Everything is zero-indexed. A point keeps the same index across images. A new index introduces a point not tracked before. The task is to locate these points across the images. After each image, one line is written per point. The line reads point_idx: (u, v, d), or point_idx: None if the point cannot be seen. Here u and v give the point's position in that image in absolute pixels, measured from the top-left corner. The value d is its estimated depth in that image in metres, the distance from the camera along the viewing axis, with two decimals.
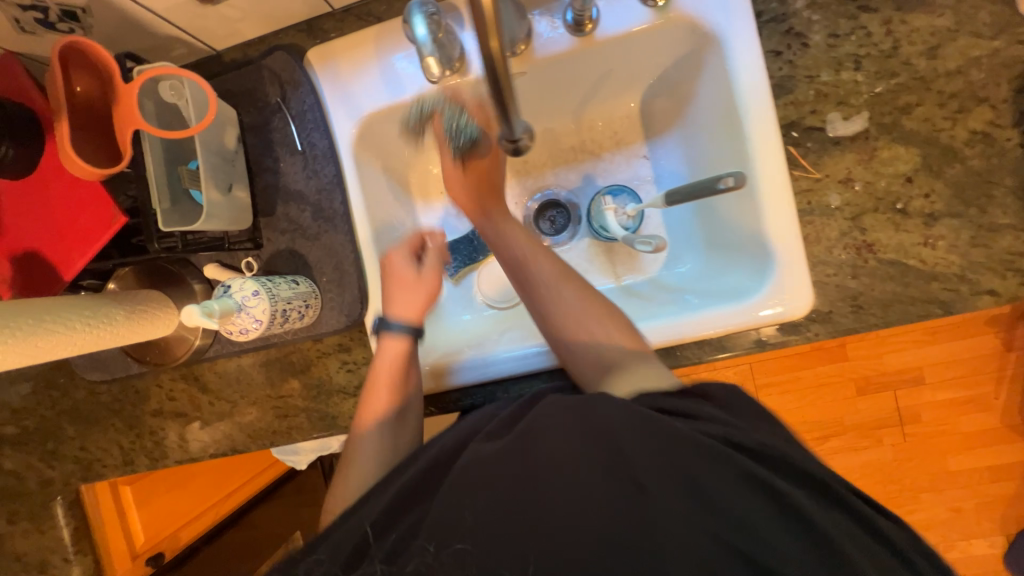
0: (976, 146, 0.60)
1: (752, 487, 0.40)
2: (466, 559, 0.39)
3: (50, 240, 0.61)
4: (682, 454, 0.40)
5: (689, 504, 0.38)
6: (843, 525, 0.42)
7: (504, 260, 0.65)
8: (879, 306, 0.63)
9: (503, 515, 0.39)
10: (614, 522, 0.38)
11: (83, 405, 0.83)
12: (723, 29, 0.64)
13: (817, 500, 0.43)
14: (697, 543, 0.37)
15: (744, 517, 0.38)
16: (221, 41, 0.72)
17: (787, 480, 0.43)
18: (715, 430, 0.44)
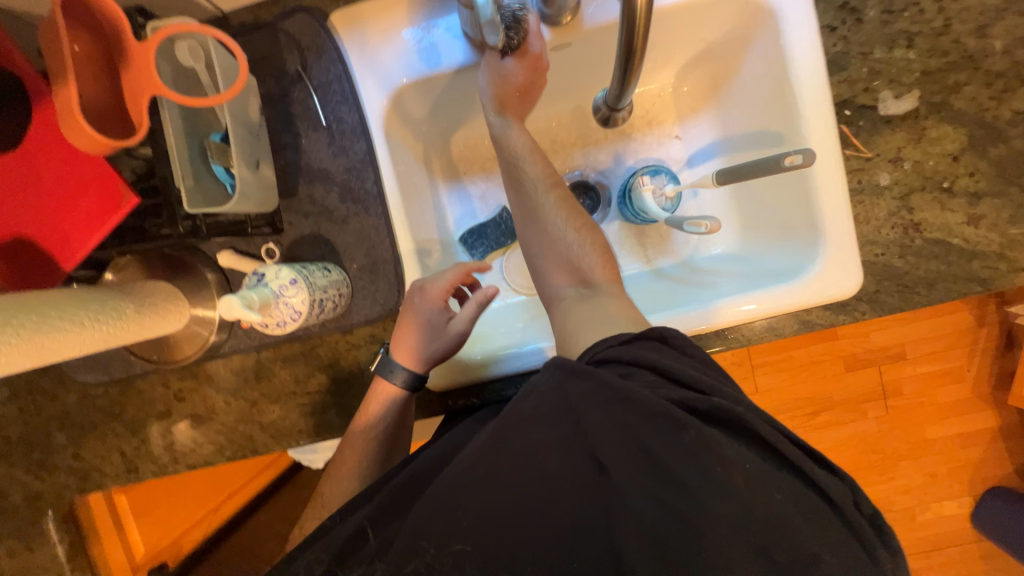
0: (1019, 126, 0.61)
1: (703, 460, 0.41)
2: (465, 559, 0.43)
3: (45, 226, 0.53)
4: (637, 425, 0.42)
5: (641, 473, 0.41)
6: (791, 492, 0.43)
7: (534, 227, 0.62)
8: (923, 284, 0.64)
9: (482, 499, 0.44)
10: (575, 497, 0.42)
11: (74, 410, 0.75)
12: (781, 1, 0.62)
13: (773, 473, 0.44)
14: (638, 513, 0.41)
15: (693, 490, 0.40)
16: (230, 1, 0.64)
17: (742, 451, 0.44)
18: (676, 396, 0.45)
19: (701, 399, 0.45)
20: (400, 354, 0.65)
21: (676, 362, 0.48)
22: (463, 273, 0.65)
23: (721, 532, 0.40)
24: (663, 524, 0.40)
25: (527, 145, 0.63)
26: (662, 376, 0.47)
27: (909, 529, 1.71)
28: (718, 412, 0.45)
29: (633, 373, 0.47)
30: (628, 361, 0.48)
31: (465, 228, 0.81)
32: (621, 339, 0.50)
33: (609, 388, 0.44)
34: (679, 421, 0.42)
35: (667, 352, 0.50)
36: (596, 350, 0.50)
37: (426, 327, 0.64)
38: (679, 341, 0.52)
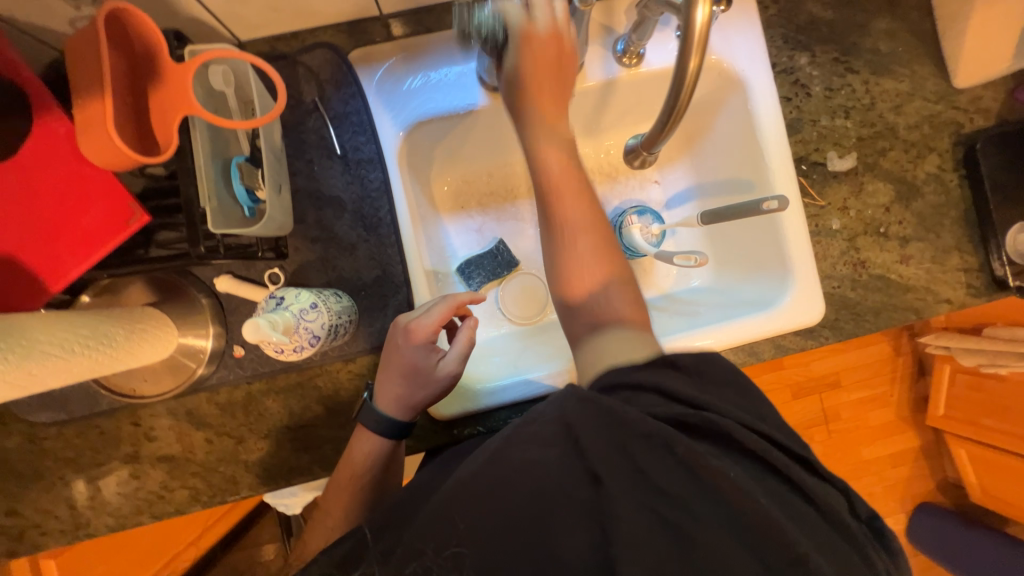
0: (931, 185, 0.76)
1: (694, 476, 0.41)
2: (463, 561, 0.40)
3: (31, 243, 0.49)
4: (632, 447, 0.41)
5: (636, 488, 0.40)
6: (792, 505, 0.43)
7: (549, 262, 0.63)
8: (871, 313, 0.75)
9: (477, 512, 0.42)
10: (569, 514, 0.41)
11: (14, 456, 0.65)
12: (748, 74, 0.74)
13: (765, 485, 0.43)
14: (633, 528, 0.39)
15: (685, 502, 0.40)
16: (249, 32, 0.65)
17: (735, 462, 0.44)
18: (667, 413, 0.44)
19: (691, 414, 0.45)
20: (384, 402, 0.63)
21: (681, 384, 0.48)
22: (452, 306, 0.61)
23: (714, 541, 0.39)
24: (657, 537, 0.39)
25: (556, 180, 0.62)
26: (662, 395, 0.47)
27: None
28: (712, 428, 0.45)
29: (637, 396, 0.47)
30: (633, 381, 0.48)
31: (461, 258, 0.84)
32: (630, 365, 0.51)
33: (603, 406, 0.43)
34: (669, 439, 0.42)
35: (674, 370, 0.50)
36: (605, 378, 0.50)
37: (413, 372, 0.61)
38: (691, 362, 0.50)
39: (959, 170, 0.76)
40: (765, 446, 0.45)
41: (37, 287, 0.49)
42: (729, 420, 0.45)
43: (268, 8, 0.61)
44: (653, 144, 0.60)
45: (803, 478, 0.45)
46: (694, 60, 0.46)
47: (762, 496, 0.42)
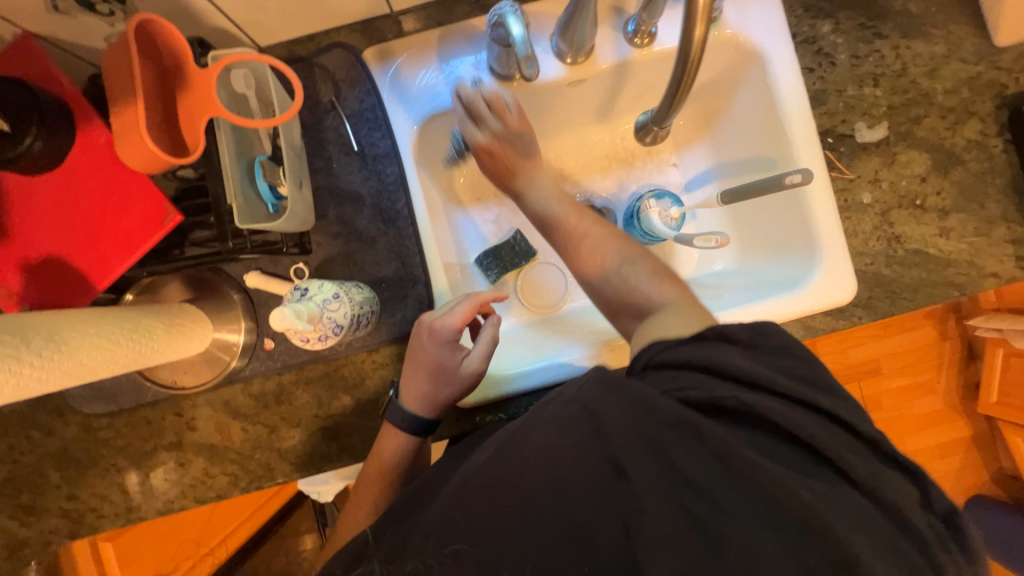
0: (972, 152, 0.71)
1: (723, 469, 0.41)
2: (463, 558, 0.43)
3: (79, 245, 0.53)
4: (659, 435, 0.41)
5: (660, 480, 0.41)
6: (832, 497, 0.41)
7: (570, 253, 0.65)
8: (909, 291, 0.71)
9: (491, 503, 0.43)
10: (591, 503, 0.42)
11: (73, 445, 0.70)
12: (767, 46, 0.71)
13: (804, 474, 0.42)
14: (659, 519, 0.40)
15: (710, 495, 0.40)
16: (268, 37, 0.68)
17: (768, 447, 0.43)
18: (705, 396, 0.44)
19: (726, 396, 0.44)
20: (408, 400, 0.65)
21: (743, 361, 0.47)
22: (474, 305, 0.63)
23: (741, 534, 0.40)
24: (680, 527, 0.40)
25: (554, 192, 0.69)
26: (711, 373, 0.46)
27: None
28: (751, 413, 0.44)
29: (680, 374, 0.47)
30: (683, 358, 0.48)
31: (478, 249, 0.85)
32: (678, 340, 0.50)
33: (636, 395, 0.43)
34: (700, 429, 0.41)
35: (730, 347, 0.48)
36: (651, 354, 0.51)
37: (437, 370, 0.64)
38: (745, 336, 0.49)
39: (1003, 135, 0.71)
40: (806, 426, 0.43)
41: (86, 284, 0.53)
42: (772, 403, 0.44)
43: (285, 13, 0.64)
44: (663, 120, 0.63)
45: (848, 454, 0.43)
46: (700, 26, 0.46)
47: (798, 483, 0.41)
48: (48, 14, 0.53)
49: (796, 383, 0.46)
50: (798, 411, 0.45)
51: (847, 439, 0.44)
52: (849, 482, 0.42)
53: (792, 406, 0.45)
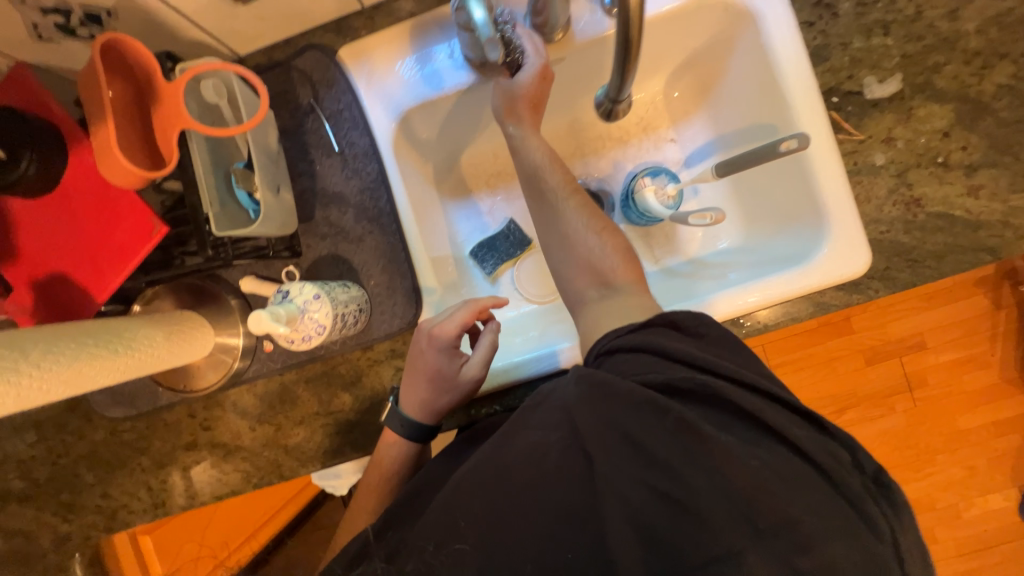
0: (1004, 99, 0.63)
1: (689, 444, 0.43)
2: (465, 557, 0.45)
3: (80, 261, 0.56)
4: (624, 418, 0.45)
5: (626, 458, 0.44)
6: (792, 473, 0.44)
7: (562, 241, 0.65)
8: (933, 258, 0.65)
9: (482, 503, 0.46)
10: (566, 490, 0.45)
11: (102, 446, 0.75)
12: (758, 3, 0.65)
13: (759, 447, 0.45)
14: (631, 496, 0.43)
15: (680, 472, 0.42)
16: (246, 45, 0.69)
17: (729, 427, 0.46)
18: (662, 378, 0.48)
19: (683, 380, 0.47)
20: (408, 406, 0.66)
21: (679, 344, 0.51)
22: (474, 311, 0.64)
23: (717, 510, 0.41)
24: (654, 505, 0.42)
25: (547, 158, 0.66)
26: (659, 356, 0.50)
27: (953, 527, 1.64)
28: (706, 389, 0.47)
29: (632, 358, 0.51)
30: (631, 344, 0.52)
31: (475, 242, 0.86)
32: (628, 328, 0.54)
33: (594, 381, 0.46)
34: (663, 408, 0.44)
35: (675, 336, 0.53)
36: (604, 342, 0.55)
37: (437, 377, 0.64)
38: (690, 324, 0.54)
39: None
40: (755, 404, 0.47)
41: (88, 297, 0.57)
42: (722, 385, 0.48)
43: (255, 19, 0.64)
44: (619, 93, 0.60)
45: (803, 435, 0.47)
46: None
47: (750, 455, 0.44)
48: (34, 43, 0.56)
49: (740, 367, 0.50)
50: (756, 399, 0.48)
51: (795, 420, 0.48)
52: (801, 456, 0.46)
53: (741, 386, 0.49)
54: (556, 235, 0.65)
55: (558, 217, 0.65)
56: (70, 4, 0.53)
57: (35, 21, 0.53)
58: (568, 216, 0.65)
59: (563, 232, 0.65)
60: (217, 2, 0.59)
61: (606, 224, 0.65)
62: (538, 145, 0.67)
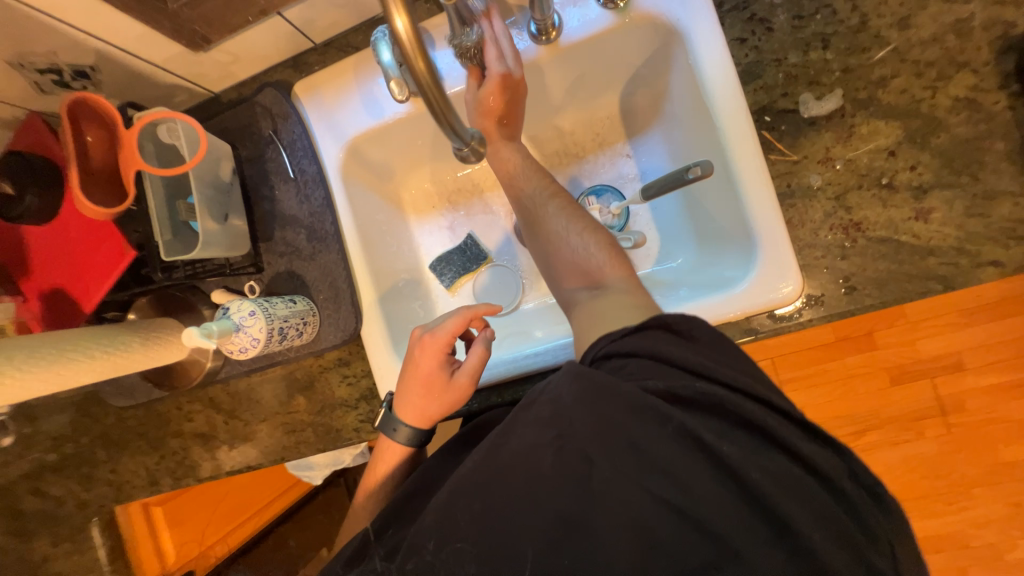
0: (962, 113, 0.58)
1: (690, 450, 0.45)
2: (464, 556, 0.48)
3: (73, 278, 0.67)
4: (624, 423, 0.46)
5: (626, 465, 0.45)
6: (798, 480, 0.45)
7: (547, 248, 0.70)
8: (873, 287, 0.61)
9: (479, 502, 0.48)
10: (563, 495, 0.46)
11: (112, 429, 0.89)
12: (685, 21, 0.64)
13: (762, 455, 0.46)
14: (633, 503, 0.44)
15: (680, 477, 0.44)
16: (217, 83, 0.77)
17: (729, 433, 0.47)
18: (662, 386, 0.48)
19: (681, 387, 0.48)
20: (404, 415, 0.70)
21: (675, 347, 0.52)
22: (464, 318, 0.68)
23: (719, 516, 0.44)
24: (656, 512, 0.44)
25: (522, 165, 0.72)
26: (658, 361, 0.51)
27: (990, 569, 1.48)
28: (706, 397, 0.48)
29: (626, 364, 0.53)
30: (628, 348, 0.54)
31: (435, 255, 0.90)
32: (621, 333, 0.56)
33: (595, 386, 0.48)
34: (663, 414, 0.46)
35: (670, 338, 0.53)
36: (598, 349, 0.57)
37: (428, 382, 0.68)
38: (684, 326, 0.53)
39: (1007, 87, 0.57)
40: (760, 413, 0.47)
41: (80, 308, 0.68)
42: (721, 388, 0.48)
43: (218, 62, 0.72)
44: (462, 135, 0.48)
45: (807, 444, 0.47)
46: (424, 64, 0.37)
47: (755, 466, 0.45)
48: (37, 95, 0.67)
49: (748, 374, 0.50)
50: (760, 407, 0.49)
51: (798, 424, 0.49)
52: (807, 466, 0.46)
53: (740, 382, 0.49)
54: (542, 243, 0.70)
55: (542, 224, 0.70)
56: (59, 64, 0.63)
57: (35, 80, 0.64)
58: (554, 224, 0.69)
59: (549, 241, 0.69)
60: (181, 52, 0.68)
61: (586, 224, 0.68)
62: (512, 153, 0.73)
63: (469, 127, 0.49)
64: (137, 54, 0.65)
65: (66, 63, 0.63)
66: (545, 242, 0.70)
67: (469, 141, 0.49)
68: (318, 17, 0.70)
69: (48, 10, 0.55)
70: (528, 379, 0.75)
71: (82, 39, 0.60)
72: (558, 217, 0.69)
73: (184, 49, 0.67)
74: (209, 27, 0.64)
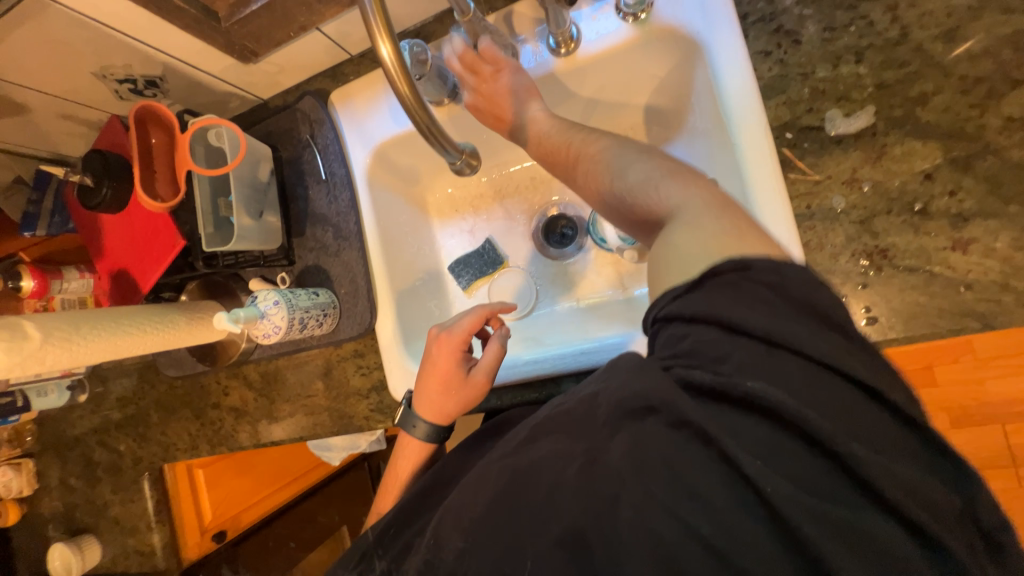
0: (1015, 134, 0.52)
1: (729, 478, 0.38)
2: (463, 556, 0.47)
3: (135, 262, 0.77)
4: (657, 439, 0.40)
5: (656, 486, 0.39)
6: (873, 537, 0.36)
7: (604, 204, 0.59)
8: (897, 320, 0.56)
9: (493, 507, 0.46)
10: (580, 509, 0.42)
11: (164, 396, 1.00)
12: (707, 35, 0.63)
13: (827, 498, 0.37)
14: (657, 531, 0.38)
15: (715, 509, 0.37)
16: (265, 92, 0.85)
17: (787, 453, 0.38)
18: (712, 375, 0.40)
19: (732, 385, 0.39)
20: (422, 412, 0.71)
21: (752, 314, 0.41)
22: (480, 316, 0.70)
23: (761, 560, 0.36)
24: (683, 545, 0.37)
25: (557, 124, 0.66)
26: (725, 332, 0.42)
27: None
28: (764, 402, 0.39)
29: (691, 332, 0.44)
30: (694, 312, 0.44)
31: (454, 257, 0.92)
32: (687, 289, 0.46)
33: (636, 391, 0.42)
34: (702, 429, 0.39)
35: (747, 297, 0.43)
36: (660, 308, 0.47)
37: (446, 379, 0.70)
38: (767, 272, 0.43)
39: None
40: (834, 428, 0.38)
41: (139, 287, 0.78)
42: (784, 393, 0.38)
43: (267, 73, 0.80)
44: (451, 149, 0.57)
45: (900, 476, 0.37)
46: (405, 87, 0.45)
47: (811, 506, 0.36)
48: (117, 101, 0.77)
49: (837, 357, 0.40)
50: (843, 405, 0.39)
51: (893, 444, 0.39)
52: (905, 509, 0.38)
53: (814, 381, 0.40)
54: (597, 197, 0.60)
55: (590, 170, 0.60)
56: (135, 75, 0.73)
57: (115, 89, 0.74)
58: (601, 174, 0.58)
59: (600, 192, 0.59)
60: (233, 65, 0.76)
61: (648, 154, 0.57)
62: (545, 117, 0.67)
63: (459, 144, 0.58)
64: (198, 66, 0.74)
65: (140, 74, 0.73)
66: (599, 198, 0.59)
67: (459, 157, 0.59)
68: (354, 32, 0.75)
69: (123, 29, 0.64)
70: (526, 386, 0.76)
71: (151, 53, 0.69)
72: (607, 155, 0.59)
73: (236, 61, 0.75)
74: (256, 43, 0.71)
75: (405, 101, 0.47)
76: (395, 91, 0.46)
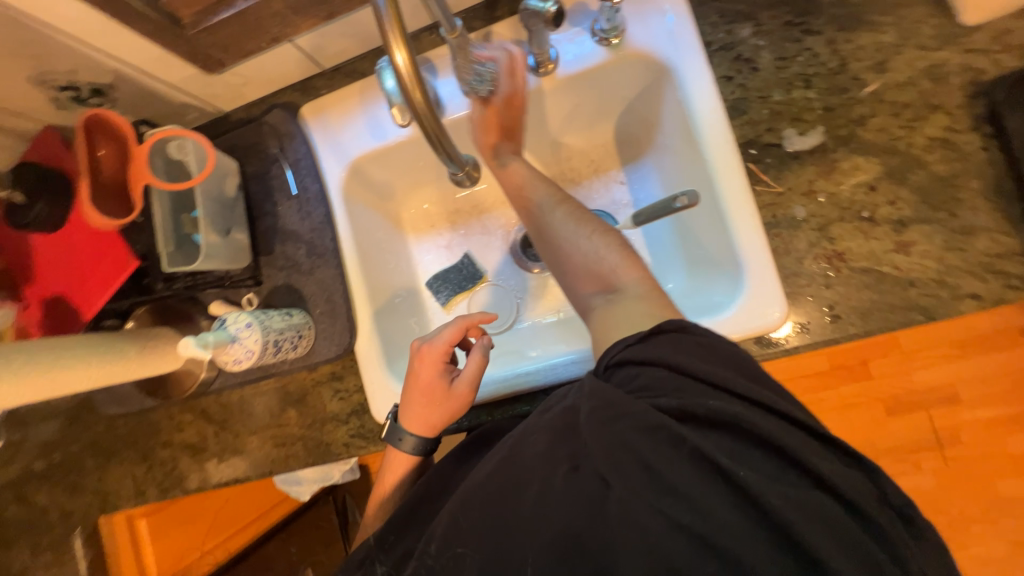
0: (937, 152, 0.61)
1: (704, 471, 0.40)
2: (464, 561, 0.46)
3: (76, 286, 0.69)
4: (631, 439, 0.42)
5: (640, 484, 0.40)
6: (834, 514, 0.39)
7: (561, 254, 0.68)
8: (857, 316, 0.61)
9: (484, 518, 0.46)
10: (572, 512, 0.42)
11: (102, 438, 0.88)
12: (675, 59, 0.68)
13: (784, 483, 0.40)
14: (645, 527, 0.39)
15: (696, 501, 0.38)
16: (227, 103, 0.81)
17: (749, 457, 0.41)
18: (674, 402, 0.44)
19: (691, 410, 0.43)
20: (409, 423, 0.69)
21: (694, 359, 0.48)
22: (461, 326, 0.67)
23: (748, 546, 0.37)
24: (672, 542, 0.38)
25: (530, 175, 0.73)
26: (675, 371, 0.47)
27: None
28: (717, 421, 0.43)
29: (641, 372, 0.48)
30: (644, 355, 0.49)
31: (432, 273, 0.90)
32: (637, 339, 0.51)
33: (608, 406, 0.44)
34: (674, 433, 0.41)
35: (688, 345, 0.49)
36: (612, 355, 0.52)
37: (430, 391, 0.67)
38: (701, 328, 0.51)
39: (978, 129, 0.60)
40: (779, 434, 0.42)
41: (79, 314, 0.69)
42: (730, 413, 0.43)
43: (231, 84, 0.76)
44: (456, 159, 0.56)
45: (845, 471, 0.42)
46: (418, 94, 0.45)
47: (774, 492, 0.39)
48: (56, 109, 0.70)
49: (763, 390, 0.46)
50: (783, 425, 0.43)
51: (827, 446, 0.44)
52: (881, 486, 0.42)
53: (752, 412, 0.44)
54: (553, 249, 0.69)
55: (550, 228, 0.69)
56: (79, 82, 0.66)
57: (54, 96, 0.67)
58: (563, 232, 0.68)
59: (558, 247, 0.68)
60: (195, 74, 0.71)
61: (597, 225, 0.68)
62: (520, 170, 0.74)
63: (462, 155, 0.57)
64: (155, 75, 0.69)
65: (86, 81, 0.67)
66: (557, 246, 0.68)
67: (461, 167, 0.58)
68: (329, 45, 0.74)
69: (72, 32, 0.59)
70: (516, 400, 0.75)
71: (102, 59, 0.64)
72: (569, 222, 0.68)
73: (199, 71, 0.71)
74: (224, 53, 0.68)
75: (416, 110, 0.46)
76: (407, 100, 0.46)
